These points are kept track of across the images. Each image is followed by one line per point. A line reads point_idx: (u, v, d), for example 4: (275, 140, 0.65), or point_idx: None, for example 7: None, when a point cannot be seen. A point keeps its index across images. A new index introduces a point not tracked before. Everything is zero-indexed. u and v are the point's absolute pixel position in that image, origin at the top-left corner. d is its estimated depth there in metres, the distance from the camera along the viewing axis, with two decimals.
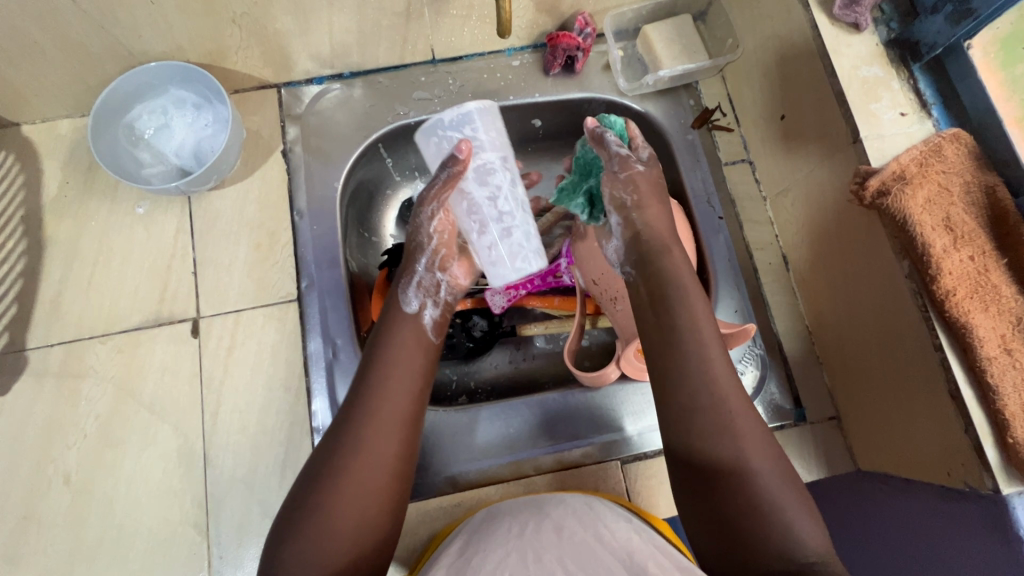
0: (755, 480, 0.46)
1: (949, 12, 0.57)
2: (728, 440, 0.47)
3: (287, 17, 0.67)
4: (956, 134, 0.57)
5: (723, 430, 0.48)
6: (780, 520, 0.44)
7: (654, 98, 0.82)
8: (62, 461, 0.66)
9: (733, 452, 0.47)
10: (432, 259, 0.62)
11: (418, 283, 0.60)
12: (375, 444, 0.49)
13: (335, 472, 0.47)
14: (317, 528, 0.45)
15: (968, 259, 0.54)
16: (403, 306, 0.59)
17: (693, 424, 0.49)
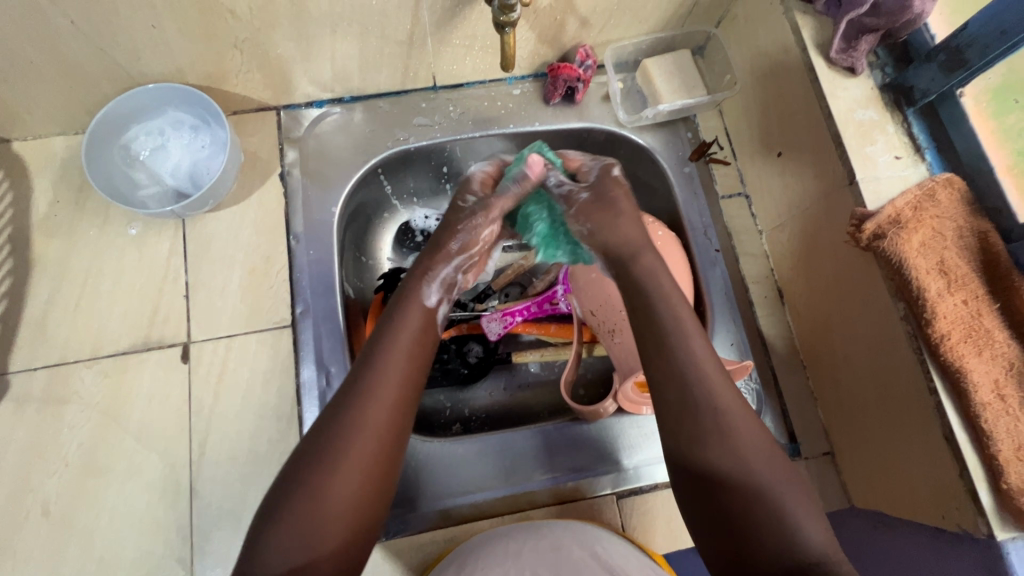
0: (758, 481, 0.46)
1: (943, 60, 0.58)
2: (731, 443, 0.48)
3: (289, 43, 0.67)
4: (949, 179, 0.59)
5: (727, 434, 0.48)
6: (784, 526, 0.44)
7: (652, 130, 0.82)
8: (41, 491, 0.63)
9: (739, 456, 0.47)
10: (465, 260, 0.65)
11: (445, 280, 0.63)
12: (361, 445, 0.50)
13: (316, 468, 0.49)
14: (319, 491, 0.48)
15: (961, 303, 0.55)
16: (425, 300, 0.61)
17: (696, 428, 0.49)
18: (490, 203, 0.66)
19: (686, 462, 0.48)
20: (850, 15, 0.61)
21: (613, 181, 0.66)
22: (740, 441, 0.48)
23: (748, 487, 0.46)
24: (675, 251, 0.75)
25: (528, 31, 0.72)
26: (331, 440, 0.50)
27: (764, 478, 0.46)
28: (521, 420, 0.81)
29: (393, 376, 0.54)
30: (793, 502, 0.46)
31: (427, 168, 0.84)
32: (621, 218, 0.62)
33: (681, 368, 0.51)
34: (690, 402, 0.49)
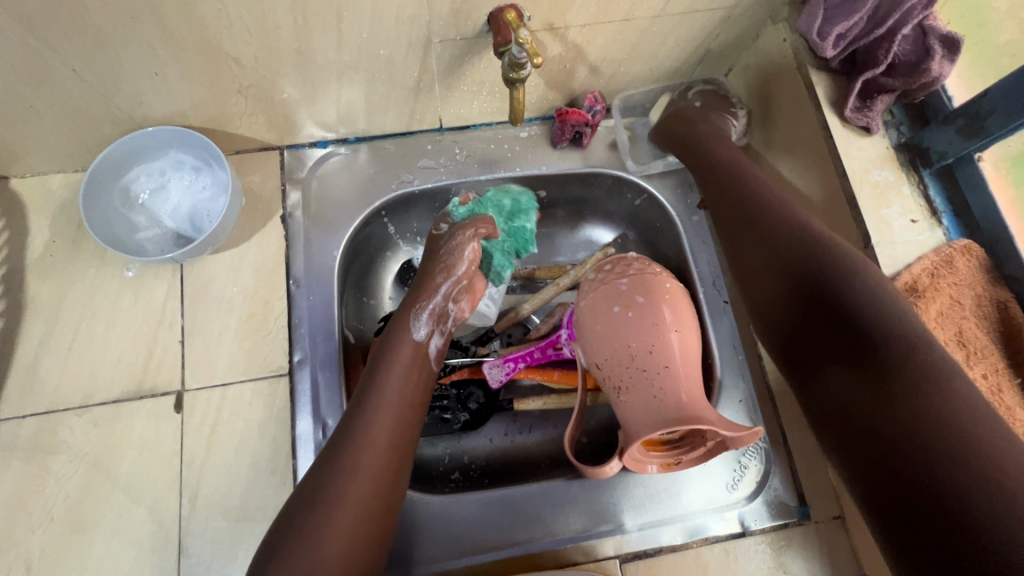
0: (851, 298, 0.55)
1: (962, 125, 0.58)
2: (830, 269, 0.56)
3: (294, 88, 0.66)
4: (967, 246, 0.58)
5: (833, 263, 0.57)
6: (870, 331, 0.53)
7: (661, 176, 0.81)
8: (26, 546, 0.61)
9: (842, 279, 0.55)
10: (453, 286, 0.67)
11: (430, 312, 0.66)
12: (348, 521, 0.51)
13: (303, 546, 0.49)
14: (310, 549, 0.49)
15: (981, 377, 0.56)
16: (414, 333, 0.64)
17: (808, 250, 0.58)
18: (467, 237, 0.68)
19: (790, 273, 0.59)
20: (867, 74, 0.61)
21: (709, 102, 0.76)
22: (842, 269, 0.56)
23: (889, 330, 0.52)
24: (683, 306, 0.67)
25: (537, 79, 0.71)
26: (317, 519, 0.51)
27: (860, 286, 0.54)
28: (523, 470, 0.79)
29: (381, 439, 0.56)
30: (879, 314, 0.53)
31: (432, 208, 0.83)
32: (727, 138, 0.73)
33: (779, 214, 0.62)
34: (792, 232, 0.60)
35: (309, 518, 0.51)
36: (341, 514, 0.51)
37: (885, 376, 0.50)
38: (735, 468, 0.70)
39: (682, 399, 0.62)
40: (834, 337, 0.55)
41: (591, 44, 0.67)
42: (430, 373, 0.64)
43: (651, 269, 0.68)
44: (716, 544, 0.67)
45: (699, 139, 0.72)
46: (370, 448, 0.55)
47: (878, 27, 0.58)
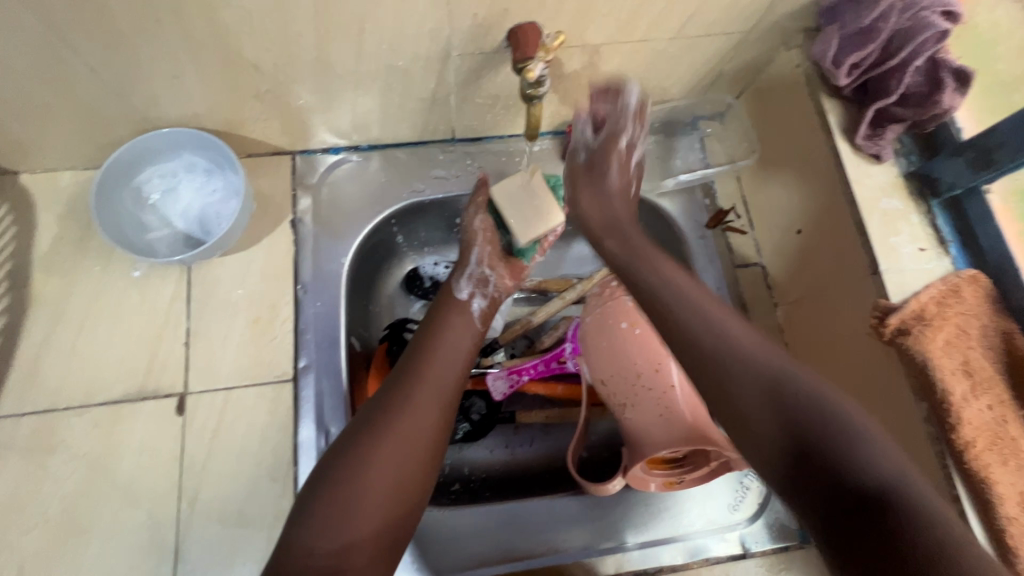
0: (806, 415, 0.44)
1: (971, 157, 0.58)
2: (760, 391, 0.46)
3: (311, 95, 0.66)
4: (974, 276, 0.58)
5: (753, 386, 0.47)
6: (848, 453, 0.41)
7: (670, 195, 0.82)
8: (18, 547, 0.60)
9: (783, 397, 0.45)
10: (481, 254, 0.70)
11: (470, 276, 0.69)
12: (400, 440, 0.53)
13: (359, 459, 0.51)
14: (355, 470, 0.50)
15: (986, 408, 0.54)
16: (455, 293, 0.69)
17: (718, 377, 0.49)
18: (476, 201, 0.70)
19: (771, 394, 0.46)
20: (878, 104, 0.62)
21: (626, 150, 0.71)
22: (794, 395, 0.45)
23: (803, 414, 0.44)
24: None
25: (552, 95, 0.72)
26: (370, 441, 0.52)
27: (836, 433, 0.42)
28: (522, 483, 0.79)
29: (432, 382, 0.58)
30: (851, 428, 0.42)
31: (441, 218, 0.83)
32: (604, 191, 0.71)
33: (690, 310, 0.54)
34: (705, 339, 0.51)
35: (365, 434, 0.53)
36: (393, 433, 0.53)
37: (865, 504, 0.38)
38: (737, 489, 0.70)
39: (686, 417, 0.63)
40: (815, 484, 0.41)
41: (608, 61, 0.67)
42: (475, 330, 0.66)
43: None
44: (717, 565, 0.66)
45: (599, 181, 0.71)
46: (427, 381, 0.58)
47: (892, 57, 0.59)
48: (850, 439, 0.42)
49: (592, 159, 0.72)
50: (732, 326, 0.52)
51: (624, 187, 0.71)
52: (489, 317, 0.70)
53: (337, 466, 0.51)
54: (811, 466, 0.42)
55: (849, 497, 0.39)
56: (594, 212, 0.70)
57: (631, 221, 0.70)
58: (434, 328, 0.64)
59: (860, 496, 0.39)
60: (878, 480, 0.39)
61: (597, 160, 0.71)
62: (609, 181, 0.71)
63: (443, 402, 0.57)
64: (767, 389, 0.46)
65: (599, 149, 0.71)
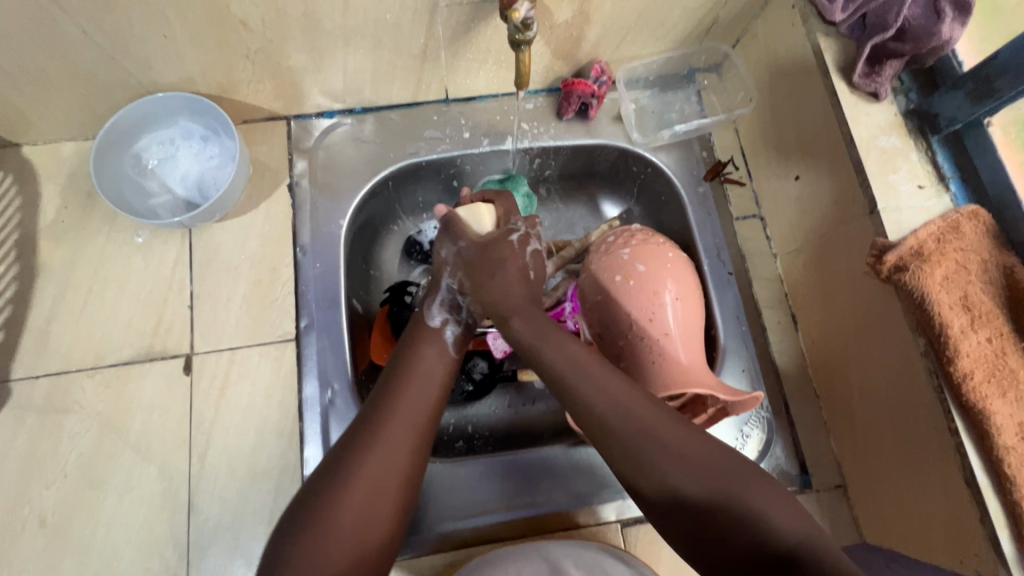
0: (701, 472, 0.47)
1: (971, 88, 0.57)
2: (679, 460, 0.47)
3: (301, 54, 0.66)
4: (975, 212, 0.57)
5: (671, 463, 0.47)
6: (747, 512, 0.44)
7: (666, 149, 0.81)
8: (39, 502, 0.63)
9: (698, 468, 0.47)
10: (454, 280, 0.64)
11: (442, 302, 0.63)
12: (368, 493, 0.47)
13: (326, 520, 0.45)
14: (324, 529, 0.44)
15: (985, 341, 0.53)
16: (430, 320, 0.62)
17: (630, 452, 0.49)
18: (442, 242, 0.66)
19: (666, 453, 0.48)
20: (876, 39, 0.61)
21: (521, 242, 0.65)
22: (707, 460, 0.47)
23: (717, 483, 0.46)
24: (690, 280, 0.68)
25: (543, 47, 0.71)
26: (338, 489, 0.46)
27: (745, 498, 0.45)
28: (526, 440, 0.80)
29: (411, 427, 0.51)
30: (757, 495, 0.45)
31: (437, 180, 0.83)
32: (503, 279, 0.61)
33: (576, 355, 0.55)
34: (608, 415, 0.50)
35: (329, 487, 0.46)
36: (361, 486, 0.47)
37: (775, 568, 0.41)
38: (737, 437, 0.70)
39: (681, 360, 0.65)
40: (726, 553, 0.44)
41: (598, 8, 0.66)
42: (452, 360, 0.59)
43: (653, 240, 0.69)
44: None
45: (480, 257, 0.62)
46: (396, 423, 0.51)
47: None
48: (763, 510, 0.44)
49: (470, 263, 0.63)
50: (629, 395, 0.51)
51: (523, 275, 0.63)
52: (466, 344, 0.62)
53: (301, 523, 0.45)
54: (723, 520, 0.44)
55: (763, 560, 0.42)
56: (494, 299, 0.60)
57: (533, 306, 0.61)
58: (402, 364, 0.57)
59: (766, 556, 0.42)
60: (787, 535, 0.43)
61: (490, 257, 0.63)
62: (508, 266, 0.62)
63: (417, 441, 0.51)
64: (681, 456, 0.48)
65: (491, 245, 0.63)
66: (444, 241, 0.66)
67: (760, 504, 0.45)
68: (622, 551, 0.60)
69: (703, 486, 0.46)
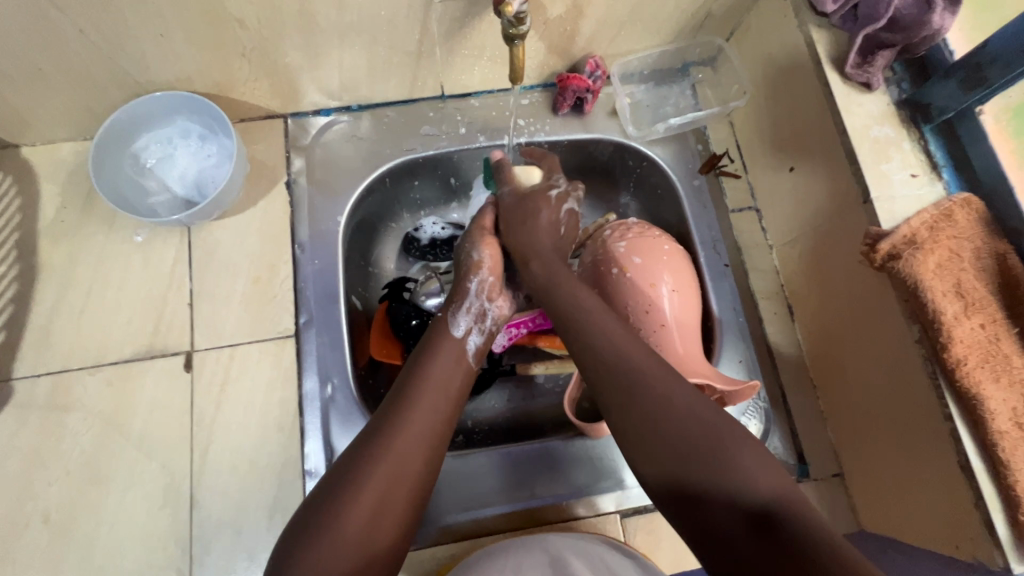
0: (682, 434, 0.47)
1: (963, 77, 0.57)
2: (666, 424, 0.48)
3: (297, 52, 0.66)
4: (967, 199, 0.57)
5: (660, 424, 0.48)
6: (731, 473, 0.44)
7: (662, 142, 0.81)
8: (43, 499, 0.63)
9: (686, 433, 0.47)
10: (482, 285, 0.65)
11: (468, 309, 0.63)
12: (380, 497, 0.47)
13: (334, 521, 0.45)
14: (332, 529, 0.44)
15: (979, 327, 0.54)
16: (452, 329, 0.62)
17: (620, 406, 0.50)
18: (478, 232, 0.68)
19: (651, 419, 0.48)
20: (867, 29, 0.61)
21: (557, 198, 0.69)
22: (695, 421, 0.47)
23: (702, 444, 0.46)
24: (687, 272, 0.68)
25: (538, 42, 0.71)
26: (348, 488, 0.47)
27: (730, 462, 0.45)
28: (525, 433, 0.81)
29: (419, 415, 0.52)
30: (744, 455, 0.45)
31: (435, 176, 0.83)
32: (535, 228, 0.66)
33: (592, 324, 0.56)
34: (604, 373, 0.53)
35: (339, 490, 0.47)
36: (372, 492, 0.47)
37: (752, 523, 0.42)
38: None
39: (678, 350, 0.65)
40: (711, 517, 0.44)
41: (592, 3, 0.67)
42: (469, 366, 0.59)
43: (650, 233, 0.70)
44: None
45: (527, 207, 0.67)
46: (409, 433, 0.50)
47: None
48: (746, 470, 0.44)
49: (505, 210, 0.69)
50: (631, 346, 0.54)
51: (553, 226, 0.67)
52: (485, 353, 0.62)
53: (309, 531, 0.45)
54: (704, 479, 0.45)
55: (742, 517, 0.43)
56: (522, 241, 0.65)
57: (557, 257, 0.64)
58: (417, 369, 0.56)
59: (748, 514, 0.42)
60: (766, 495, 0.43)
61: (526, 205, 0.68)
62: (540, 219, 0.67)
63: (427, 450, 0.51)
64: (665, 416, 0.48)
65: (530, 195, 0.68)
66: (473, 242, 0.68)
67: (743, 462, 0.45)
68: (631, 550, 0.60)
69: (685, 448, 0.46)
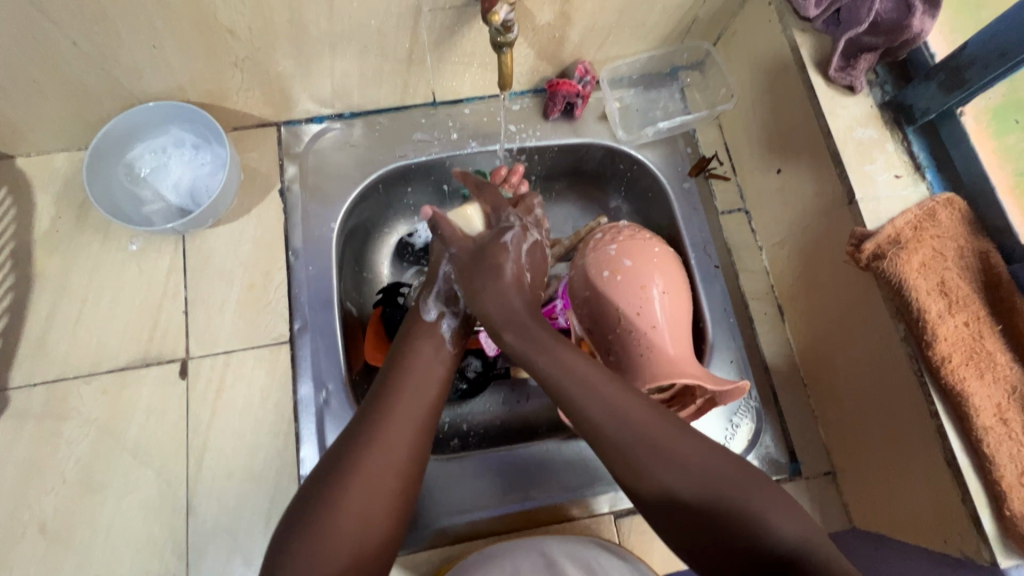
0: (699, 481, 0.48)
1: (943, 79, 0.58)
2: (683, 468, 0.48)
3: (289, 61, 0.67)
4: (950, 199, 0.58)
5: (679, 474, 0.48)
6: (745, 515, 0.46)
7: (651, 145, 0.82)
8: (39, 508, 0.64)
9: (700, 481, 0.48)
10: (448, 270, 0.63)
11: (438, 293, 0.63)
12: (365, 492, 0.47)
13: (325, 514, 0.46)
14: (324, 527, 0.45)
15: (963, 325, 0.54)
16: (424, 314, 0.62)
17: (633, 463, 0.50)
18: (440, 236, 0.64)
19: (658, 462, 0.49)
20: (849, 33, 0.62)
21: (516, 239, 0.61)
22: (703, 466, 0.48)
23: (714, 490, 0.47)
24: (677, 274, 0.69)
25: (527, 49, 0.72)
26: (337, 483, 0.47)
27: (750, 510, 0.46)
28: (521, 436, 0.81)
29: (401, 414, 0.52)
30: (758, 499, 0.47)
31: (427, 182, 0.84)
32: (500, 289, 0.58)
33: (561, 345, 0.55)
34: (607, 424, 0.51)
35: (330, 487, 0.47)
36: (359, 486, 0.47)
37: (774, 571, 0.44)
38: (727, 426, 0.71)
39: (669, 352, 0.66)
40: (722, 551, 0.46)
41: (579, 10, 0.67)
42: (446, 354, 0.59)
43: (641, 235, 0.71)
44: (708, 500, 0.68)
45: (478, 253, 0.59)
46: (393, 427, 0.51)
47: None
48: (760, 511, 0.46)
49: (463, 262, 0.60)
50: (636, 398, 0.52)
51: (519, 277, 0.59)
52: (463, 339, 0.63)
53: (299, 526, 0.45)
54: (724, 522, 0.46)
55: (760, 559, 0.45)
56: (489, 309, 0.57)
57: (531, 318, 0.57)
58: (400, 364, 0.57)
59: (769, 556, 0.45)
60: (788, 540, 0.45)
61: (484, 261, 0.59)
62: (503, 274, 0.58)
63: (411, 446, 0.51)
64: (675, 459, 0.49)
65: (486, 247, 0.60)
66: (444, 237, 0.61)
67: (761, 508, 0.46)
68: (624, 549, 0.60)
69: (701, 499, 0.47)
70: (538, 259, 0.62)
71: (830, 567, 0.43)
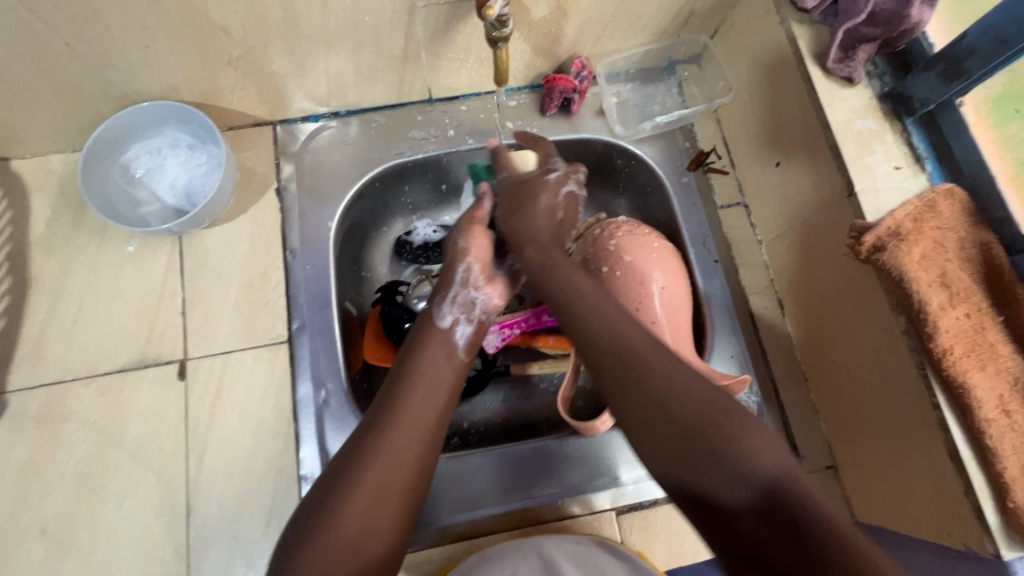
0: (678, 413, 0.45)
1: (942, 69, 0.58)
2: (663, 416, 0.45)
3: (284, 59, 0.67)
4: (950, 190, 0.57)
5: (655, 412, 0.46)
6: (725, 454, 0.42)
7: (649, 140, 0.82)
8: (39, 510, 0.63)
9: (679, 419, 0.45)
10: (466, 274, 0.64)
11: (453, 298, 0.63)
12: (374, 492, 0.47)
13: (324, 516, 0.46)
14: (325, 531, 0.45)
15: (964, 317, 0.54)
16: (437, 320, 0.61)
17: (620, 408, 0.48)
18: (469, 231, 0.67)
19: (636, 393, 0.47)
20: (847, 24, 0.61)
21: (557, 179, 0.66)
22: (690, 405, 0.45)
23: (696, 425, 0.44)
24: (676, 269, 0.68)
25: (523, 44, 0.72)
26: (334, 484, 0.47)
27: (730, 440, 0.43)
28: (521, 433, 0.81)
29: (408, 414, 0.52)
30: (741, 433, 0.43)
31: (425, 180, 0.84)
32: (531, 215, 0.62)
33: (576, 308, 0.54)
34: (590, 365, 0.50)
35: (330, 489, 0.47)
36: (364, 494, 0.47)
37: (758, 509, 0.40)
38: None
39: (669, 348, 0.66)
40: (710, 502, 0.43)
41: (575, 4, 0.67)
42: (458, 361, 0.59)
43: (640, 231, 0.70)
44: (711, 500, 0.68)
45: (518, 196, 0.64)
46: (399, 427, 0.51)
47: None
48: (746, 447, 0.42)
49: (504, 195, 0.66)
50: (624, 339, 0.51)
51: (550, 212, 0.63)
52: (476, 346, 0.62)
53: (299, 529, 0.45)
54: (706, 462, 0.43)
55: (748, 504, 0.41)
56: (518, 228, 0.62)
57: (554, 244, 0.61)
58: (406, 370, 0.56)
59: (747, 500, 0.41)
60: (769, 474, 0.41)
61: (523, 188, 0.65)
62: (537, 204, 0.63)
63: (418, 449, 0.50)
64: (656, 395, 0.46)
65: (528, 180, 0.66)
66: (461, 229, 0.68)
67: (738, 439, 0.43)
68: (618, 545, 0.60)
69: (681, 429, 0.44)
70: (575, 205, 0.66)
71: (820, 520, 0.38)
